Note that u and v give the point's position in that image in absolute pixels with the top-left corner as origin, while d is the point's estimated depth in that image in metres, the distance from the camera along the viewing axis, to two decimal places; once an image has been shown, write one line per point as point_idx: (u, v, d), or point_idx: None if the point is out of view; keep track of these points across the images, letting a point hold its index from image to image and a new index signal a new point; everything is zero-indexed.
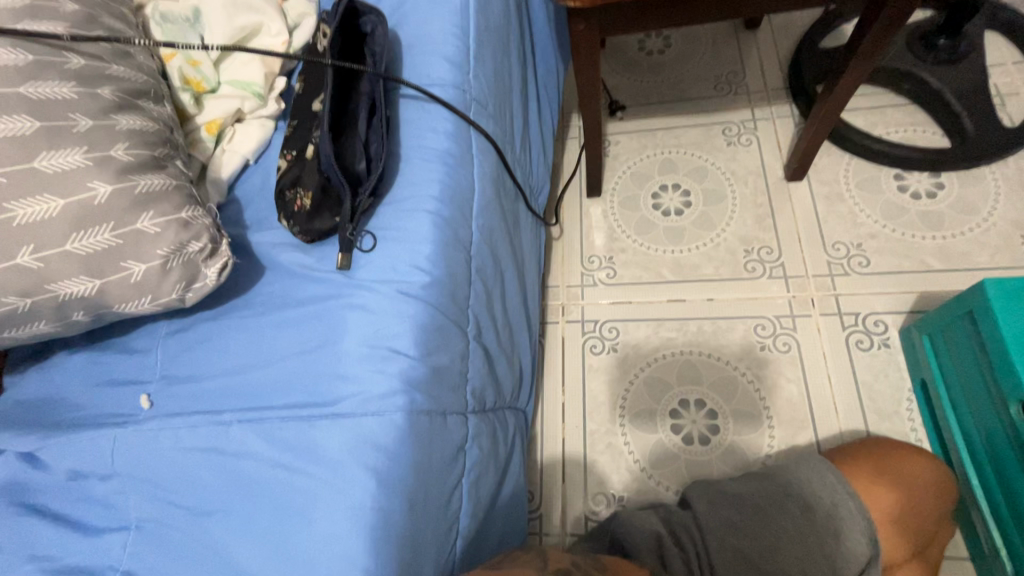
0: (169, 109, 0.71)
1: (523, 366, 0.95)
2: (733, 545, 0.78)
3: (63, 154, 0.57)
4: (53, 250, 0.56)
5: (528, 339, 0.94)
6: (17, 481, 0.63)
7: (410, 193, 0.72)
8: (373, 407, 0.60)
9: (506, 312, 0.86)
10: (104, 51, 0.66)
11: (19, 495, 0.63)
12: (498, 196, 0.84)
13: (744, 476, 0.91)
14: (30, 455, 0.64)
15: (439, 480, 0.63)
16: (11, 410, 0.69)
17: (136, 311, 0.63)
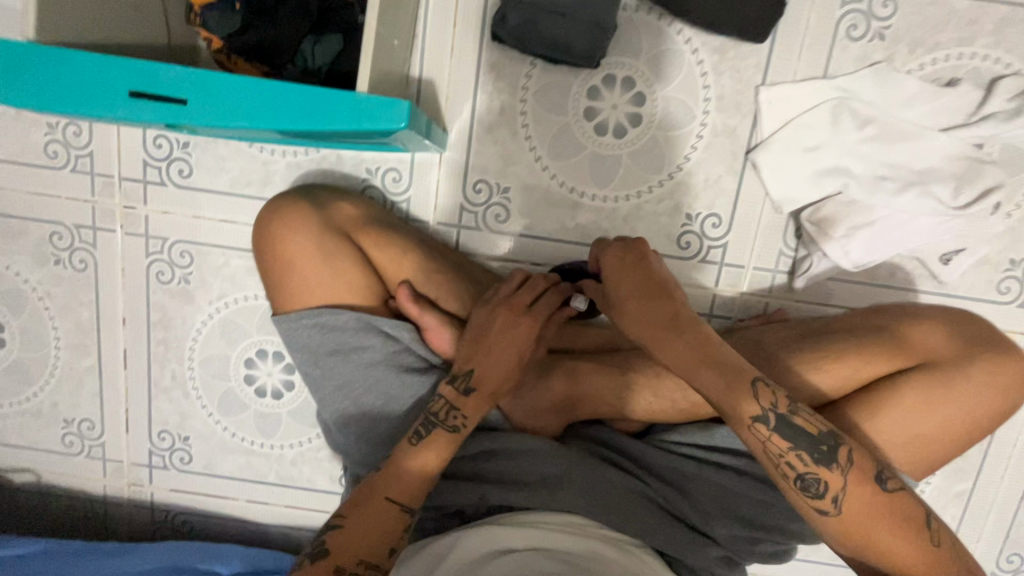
0: (237, 185, 0.74)
1: (554, 472, 0.62)
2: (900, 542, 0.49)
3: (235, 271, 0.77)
4: (235, 330, 0.78)
5: (549, 427, 0.67)
6: (126, 547, 0.75)
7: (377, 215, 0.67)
8: (370, 424, 0.62)
9: (507, 361, 0.60)
10: (205, 156, 0.73)
11: (126, 554, 0.75)
12: (487, 227, 0.74)
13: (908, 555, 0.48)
14: (131, 548, 0.75)
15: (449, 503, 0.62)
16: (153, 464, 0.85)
17: (267, 378, 0.80)
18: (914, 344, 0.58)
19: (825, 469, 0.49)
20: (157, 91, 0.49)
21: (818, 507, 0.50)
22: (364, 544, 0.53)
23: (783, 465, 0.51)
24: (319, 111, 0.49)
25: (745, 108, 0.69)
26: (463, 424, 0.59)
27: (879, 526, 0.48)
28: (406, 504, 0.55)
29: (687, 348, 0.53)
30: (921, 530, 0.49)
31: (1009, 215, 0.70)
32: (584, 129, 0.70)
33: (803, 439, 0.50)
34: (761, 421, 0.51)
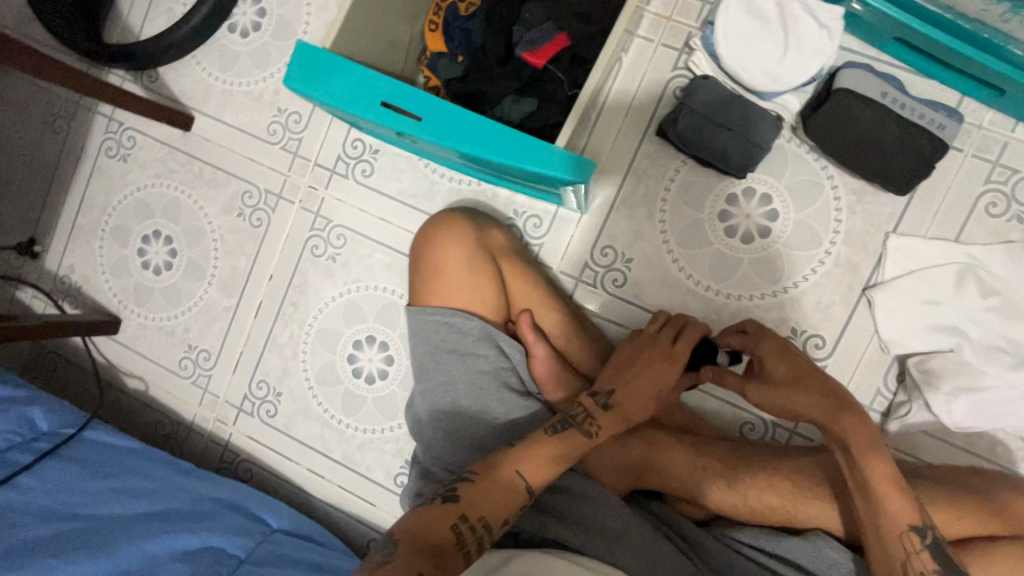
0: (404, 194, 0.86)
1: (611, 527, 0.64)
2: None
3: (374, 262, 0.88)
4: (356, 313, 0.88)
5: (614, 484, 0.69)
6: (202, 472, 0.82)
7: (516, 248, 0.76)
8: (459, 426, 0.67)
9: (642, 395, 0.65)
10: (386, 164, 0.87)
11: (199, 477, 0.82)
12: (603, 287, 0.81)
13: None
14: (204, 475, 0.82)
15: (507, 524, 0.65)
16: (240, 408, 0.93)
17: (367, 363, 0.88)
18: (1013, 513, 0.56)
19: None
20: (406, 106, 0.61)
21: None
22: (489, 505, 0.57)
23: None
24: (523, 153, 0.59)
25: (871, 249, 0.74)
26: (594, 433, 0.63)
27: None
28: (533, 484, 0.59)
29: (860, 433, 0.58)
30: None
31: None
32: (715, 228, 0.78)
33: (949, 566, 0.53)
34: (918, 531, 0.54)
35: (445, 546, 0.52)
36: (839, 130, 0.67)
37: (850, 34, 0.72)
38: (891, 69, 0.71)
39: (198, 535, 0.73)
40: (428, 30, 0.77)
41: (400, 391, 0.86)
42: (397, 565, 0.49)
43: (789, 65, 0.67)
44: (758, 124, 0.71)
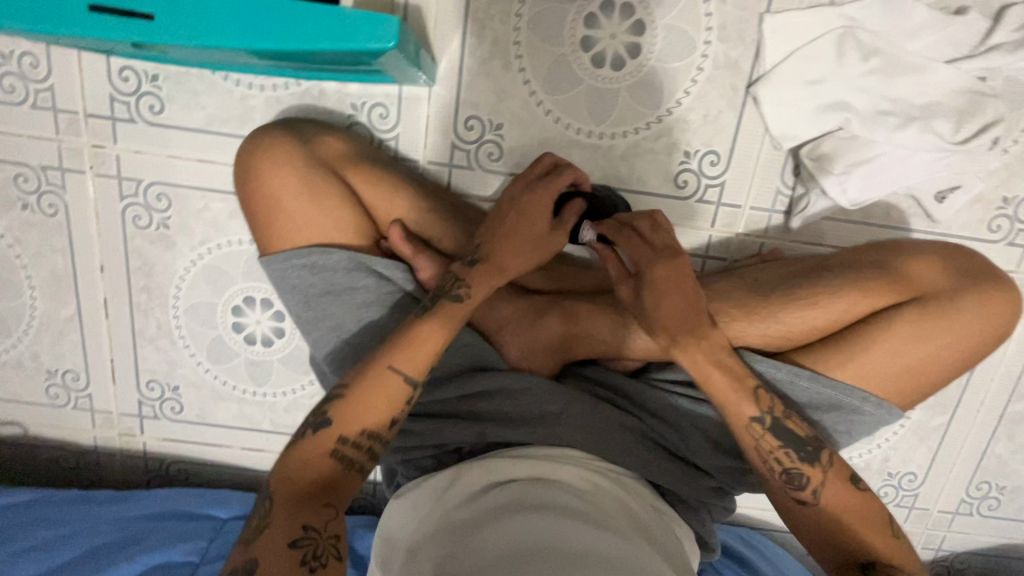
0: (214, 121, 0.69)
1: (549, 411, 0.63)
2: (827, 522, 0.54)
3: (215, 215, 0.73)
4: (220, 277, 0.76)
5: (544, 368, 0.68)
6: (122, 494, 0.76)
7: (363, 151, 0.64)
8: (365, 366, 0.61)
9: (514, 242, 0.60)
10: (176, 89, 0.68)
11: (122, 500, 0.75)
12: (481, 165, 0.71)
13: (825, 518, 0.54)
14: (127, 496, 0.75)
15: (447, 442, 0.63)
16: (142, 415, 0.83)
17: (256, 325, 0.78)
18: (908, 278, 0.58)
19: (808, 465, 0.55)
20: (120, 3, 0.44)
21: (799, 498, 0.55)
22: (368, 414, 0.53)
23: (771, 461, 0.55)
24: (303, 30, 0.45)
25: (748, 39, 0.67)
26: (466, 295, 0.58)
27: (837, 518, 0.54)
28: (413, 376, 0.54)
29: (699, 349, 0.58)
30: (882, 524, 0.54)
31: (1005, 151, 0.70)
32: (581, 60, 0.67)
33: (792, 440, 0.55)
34: (758, 421, 0.56)
35: (328, 477, 0.51)
36: None
37: None
38: None
39: (139, 559, 0.69)
40: None
41: (304, 343, 0.78)
42: (277, 527, 0.47)
43: None
44: None
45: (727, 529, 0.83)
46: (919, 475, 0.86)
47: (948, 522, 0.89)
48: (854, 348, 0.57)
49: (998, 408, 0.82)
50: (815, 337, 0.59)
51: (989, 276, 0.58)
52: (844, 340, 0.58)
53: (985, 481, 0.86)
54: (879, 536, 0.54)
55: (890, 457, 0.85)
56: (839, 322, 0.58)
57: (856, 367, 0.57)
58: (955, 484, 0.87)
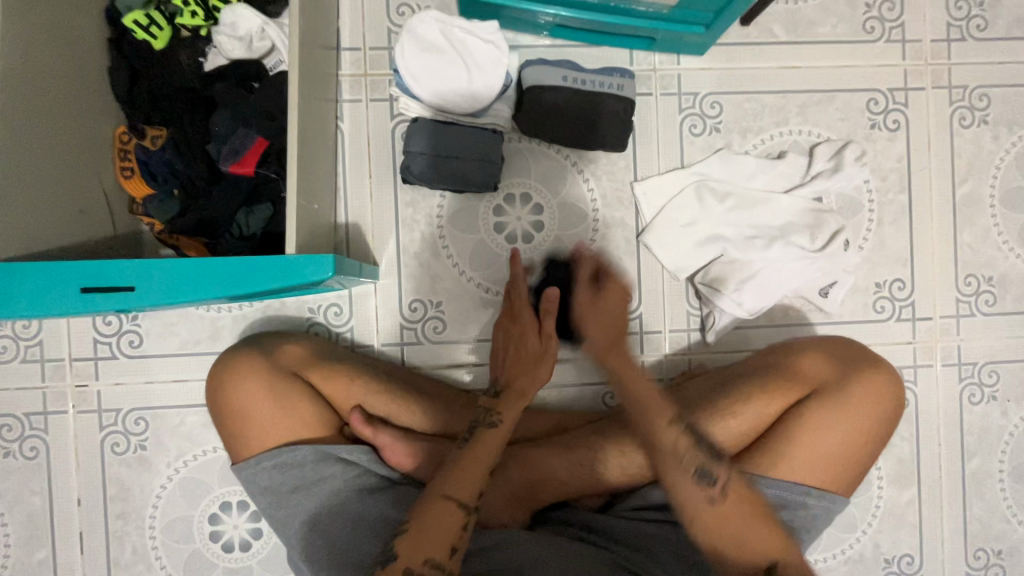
0: (189, 345, 0.78)
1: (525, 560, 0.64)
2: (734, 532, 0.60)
3: (190, 428, 0.78)
4: (195, 487, 0.78)
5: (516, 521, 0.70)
6: None
7: (324, 348, 0.73)
8: None
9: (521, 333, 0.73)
10: (154, 323, 0.78)
11: None
12: (429, 339, 0.80)
13: (737, 525, 0.60)
14: None
15: None
16: None
17: (233, 530, 0.79)
18: (804, 373, 0.68)
19: (717, 464, 0.63)
20: (105, 283, 0.55)
21: (708, 492, 0.61)
22: (427, 544, 0.55)
23: (686, 463, 0.63)
24: (258, 275, 0.56)
25: (626, 201, 0.82)
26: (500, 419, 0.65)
27: (743, 522, 0.60)
28: (466, 499, 0.58)
29: (626, 364, 0.71)
30: (779, 539, 0.60)
31: (860, 248, 0.84)
32: (496, 241, 0.81)
33: (703, 447, 0.64)
34: (676, 425, 0.65)
35: None
36: (576, 118, 0.73)
37: (519, 33, 0.79)
38: (564, 51, 0.80)
39: None
40: (124, 177, 0.70)
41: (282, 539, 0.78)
42: None
43: (478, 82, 0.72)
44: (481, 143, 0.73)
45: None
46: (915, 556, 0.85)
47: None
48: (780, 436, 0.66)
49: (956, 472, 0.86)
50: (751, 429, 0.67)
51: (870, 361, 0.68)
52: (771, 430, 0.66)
53: (981, 548, 0.86)
54: (771, 548, 0.59)
55: (880, 542, 0.85)
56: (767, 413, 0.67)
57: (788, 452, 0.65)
58: (953, 559, 0.86)
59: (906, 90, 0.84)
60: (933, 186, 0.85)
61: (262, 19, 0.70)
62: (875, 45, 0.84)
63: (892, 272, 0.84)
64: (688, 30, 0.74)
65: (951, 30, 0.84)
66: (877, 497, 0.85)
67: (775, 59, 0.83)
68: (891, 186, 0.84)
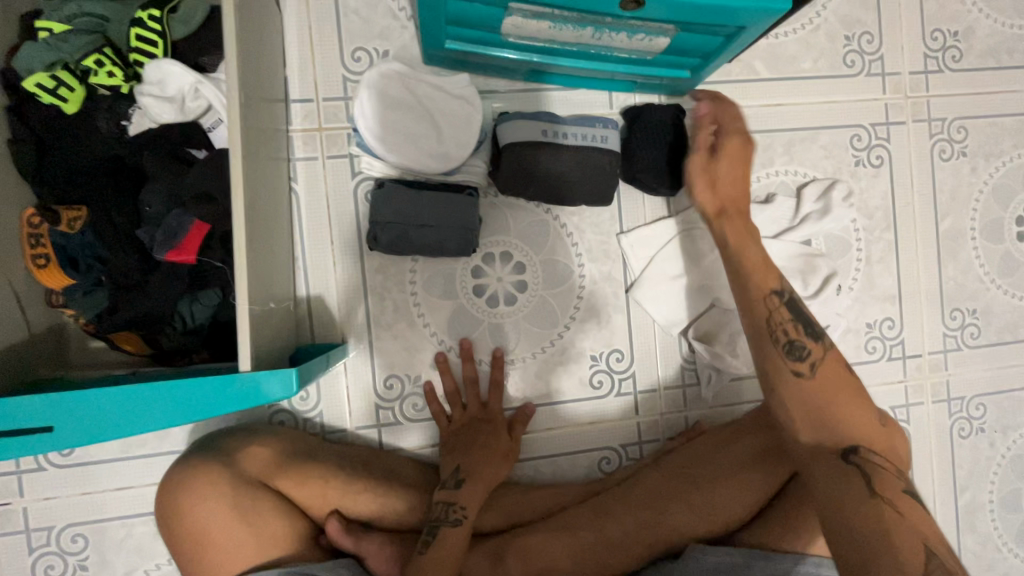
0: (130, 446, 0.68)
1: None
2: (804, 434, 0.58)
3: (138, 541, 0.69)
4: None
5: None
6: None
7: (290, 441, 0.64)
8: None
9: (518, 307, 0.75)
10: None
11: None
12: (408, 417, 0.73)
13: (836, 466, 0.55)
14: None
15: None
16: None
17: None
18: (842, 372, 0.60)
19: (813, 340, 0.60)
20: (16, 425, 0.45)
21: (798, 368, 0.59)
22: None
23: (779, 331, 0.60)
24: (207, 397, 0.47)
25: (613, 254, 0.77)
26: (463, 515, 0.64)
27: (851, 521, 0.52)
28: None
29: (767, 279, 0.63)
30: (881, 454, 0.57)
31: (850, 289, 0.82)
32: (475, 305, 0.74)
33: (800, 316, 0.62)
34: (778, 294, 0.62)
35: None
36: (558, 169, 0.66)
37: (489, 78, 0.72)
38: (537, 97, 0.74)
39: None
40: (36, 266, 0.59)
41: None
42: None
43: (450, 139, 0.64)
44: (457, 209, 0.65)
45: None
46: None
47: None
48: (842, 381, 0.59)
49: (949, 506, 0.85)
50: (826, 408, 0.58)
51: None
52: (836, 368, 0.60)
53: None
54: (900, 514, 0.52)
55: None
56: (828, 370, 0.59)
57: (868, 433, 0.58)
58: None
59: (888, 125, 0.82)
60: (917, 222, 0.83)
61: (195, 76, 0.61)
62: (857, 79, 0.81)
63: (882, 310, 0.83)
64: (675, 74, 0.69)
65: (929, 63, 0.83)
66: None
67: (758, 97, 0.79)
68: (877, 223, 0.82)
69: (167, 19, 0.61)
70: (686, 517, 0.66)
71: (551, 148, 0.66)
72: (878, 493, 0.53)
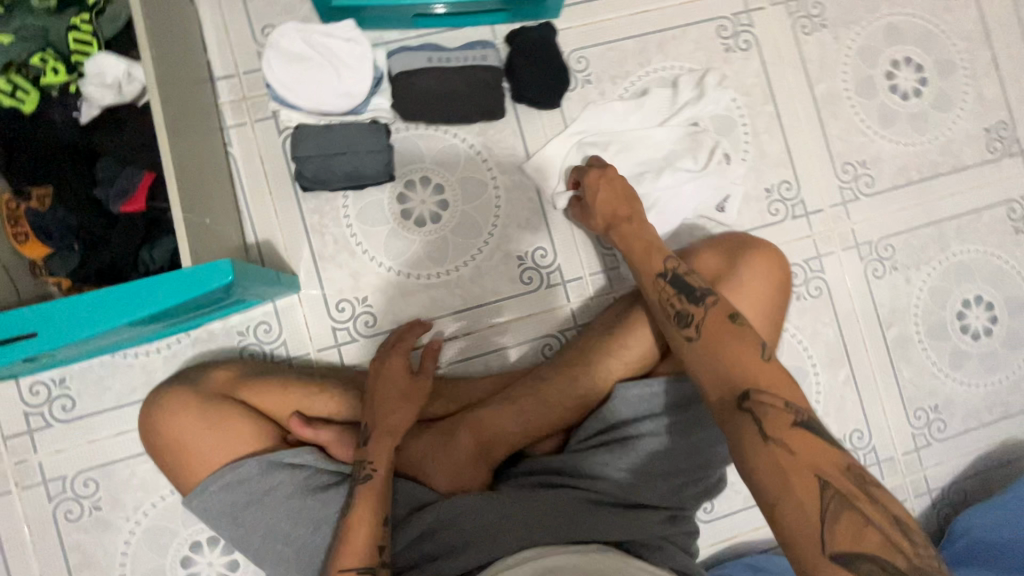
0: (124, 395, 0.78)
1: (492, 518, 0.66)
2: (696, 364, 0.62)
3: (143, 478, 0.78)
4: (160, 534, 0.77)
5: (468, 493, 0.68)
6: None
7: (257, 364, 0.73)
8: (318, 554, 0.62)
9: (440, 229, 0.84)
10: (83, 383, 0.77)
11: None
12: (363, 333, 0.82)
13: (716, 379, 0.60)
14: None
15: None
16: None
17: (209, 566, 0.78)
18: (727, 323, 0.63)
19: (693, 305, 0.65)
20: (10, 332, 0.55)
21: (687, 334, 0.64)
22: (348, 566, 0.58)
23: (668, 304, 0.67)
24: (161, 293, 0.56)
25: (520, 163, 0.86)
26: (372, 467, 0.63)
27: (749, 455, 0.54)
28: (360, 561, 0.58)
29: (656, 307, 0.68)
30: (778, 395, 0.57)
31: (742, 161, 0.90)
32: (406, 227, 0.84)
33: (681, 292, 0.67)
34: (664, 271, 0.69)
35: None
36: (450, 88, 0.78)
37: (383, 30, 0.83)
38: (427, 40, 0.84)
39: None
40: (19, 244, 0.70)
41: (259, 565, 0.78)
42: None
43: (348, 79, 0.75)
44: (365, 135, 0.76)
45: (734, 564, 0.83)
46: (863, 429, 0.91)
47: (918, 461, 0.92)
48: (724, 332, 0.62)
49: (878, 343, 0.92)
50: (717, 364, 0.61)
51: (746, 247, 0.75)
52: (738, 341, 0.61)
53: (919, 407, 0.92)
54: (789, 450, 0.53)
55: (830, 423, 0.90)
56: (710, 329, 0.63)
57: (759, 372, 0.59)
58: (900, 424, 0.92)
59: (748, 12, 0.92)
60: (794, 92, 0.92)
61: (125, 63, 0.70)
62: None
63: (777, 175, 0.91)
64: None
65: None
66: (816, 382, 0.91)
67: (624, 7, 0.89)
68: (756, 99, 0.91)
69: (97, 21, 0.73)
70: (613, 372, 0.73)
71: (439, 71, 0.78)
72: (769, 437, 0.54)
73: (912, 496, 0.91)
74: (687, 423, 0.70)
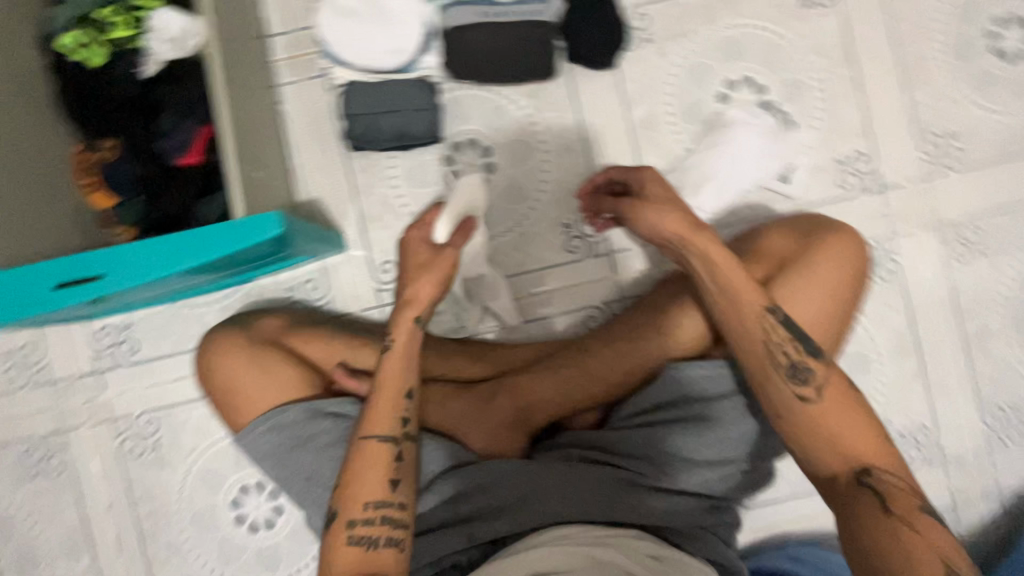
0: (182, 342, 0.82)
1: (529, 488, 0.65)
2: (810, 430, 0.59)
3: (198, 422, 0.82)
4: (212, 475, 0.82)
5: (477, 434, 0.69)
6: None
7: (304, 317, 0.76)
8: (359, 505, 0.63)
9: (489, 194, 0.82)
10: (146, 329, 0.82)
11: None
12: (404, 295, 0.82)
13: (835, 457, 0.58)
14: None
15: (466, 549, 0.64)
16: None
17: (256, 508, 0.82)
18: (843, 393, 0.60)
19: (813, 361, 0.60)
20: (77, 274, 0.59)
21: (804, 394, 0.59)
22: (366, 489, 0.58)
23: (778, 355, 0.60)
24: (216, 242, 0.58)
25: (571, 126, 0.83)
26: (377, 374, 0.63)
27: (865, 528, 0.55)
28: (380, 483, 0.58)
29: (741, 313, 0.61)
30: (899, 478, 0.57)
31: (812, 129, 0.83)
32: (452, 190, 0.82)
33: (797, 335, 0.61)
34: (771, 310, 0.61)
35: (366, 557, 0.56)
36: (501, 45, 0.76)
37: None
38: None
39: None
40: (89, 191, 0.74)
41: (302, 511, 0.81)
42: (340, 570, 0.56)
43: (400, 35, 0.75)
44: (411, 93, 0.75)
45: (775, 552, 0.80)
46: (930, 424, 0.84)
47: (991, 463, 0.84)
48: (846, 401, 0.59)
49: (954, 333, 0.84)
50: (833, 432, 0.58)
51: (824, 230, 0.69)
52: (845, 405, 0.59)
53: (997, 406, 0.84)
54: (912, 529, 0.54)
55: (892, 416, 0.84)
56: (834, 394, 0.59)
57: (870, 447, 0.58)
58: (972, 421, 0.84)
59: None
60: (877, 54, 0.84)
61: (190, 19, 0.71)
62: None
63: (851, 146, 0.83)
64: None
65: None
66: (879, 370, 0.84)
67: None
68: (833, 62, 0.83)
69: None
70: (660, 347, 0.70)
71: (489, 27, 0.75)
72: (893, 514, 0.55)
73: (981, 499, 0.84)
74: (742, 414, 0.66)
